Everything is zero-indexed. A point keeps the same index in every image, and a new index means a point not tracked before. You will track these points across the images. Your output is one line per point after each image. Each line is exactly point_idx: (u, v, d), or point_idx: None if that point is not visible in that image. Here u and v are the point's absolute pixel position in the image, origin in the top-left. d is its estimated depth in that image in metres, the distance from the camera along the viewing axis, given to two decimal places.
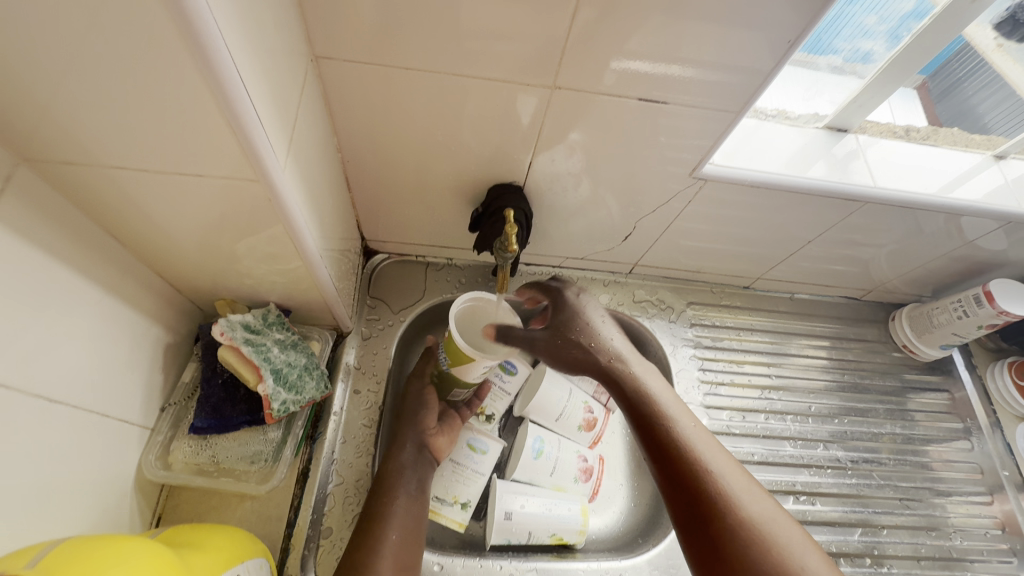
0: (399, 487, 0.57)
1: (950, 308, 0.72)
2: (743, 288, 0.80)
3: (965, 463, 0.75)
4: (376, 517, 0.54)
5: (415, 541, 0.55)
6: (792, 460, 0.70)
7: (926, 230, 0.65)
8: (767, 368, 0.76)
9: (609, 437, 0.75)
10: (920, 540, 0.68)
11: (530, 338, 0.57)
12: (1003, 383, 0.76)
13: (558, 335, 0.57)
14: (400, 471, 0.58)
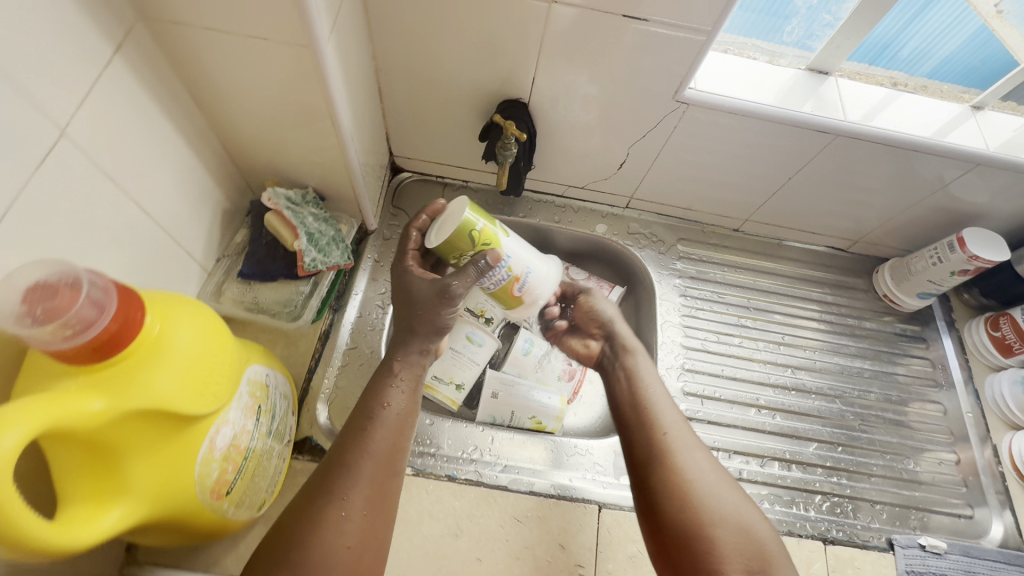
0: (385, 396, 0.53)
1: (926, 256, 0.77)
2: (733, 230, 0.86)
3: (930, 403, 0.79)
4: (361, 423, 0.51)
5: (400, 449, 0.51)
6: (759, 379, 0.77)
7: (901, 174, 0.70)
8: (747, 301, 0.83)
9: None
10: (873, 461, 0.73)
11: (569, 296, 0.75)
12: (979, 337, 0.80)
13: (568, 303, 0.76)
14: (394, 380, 0.54)
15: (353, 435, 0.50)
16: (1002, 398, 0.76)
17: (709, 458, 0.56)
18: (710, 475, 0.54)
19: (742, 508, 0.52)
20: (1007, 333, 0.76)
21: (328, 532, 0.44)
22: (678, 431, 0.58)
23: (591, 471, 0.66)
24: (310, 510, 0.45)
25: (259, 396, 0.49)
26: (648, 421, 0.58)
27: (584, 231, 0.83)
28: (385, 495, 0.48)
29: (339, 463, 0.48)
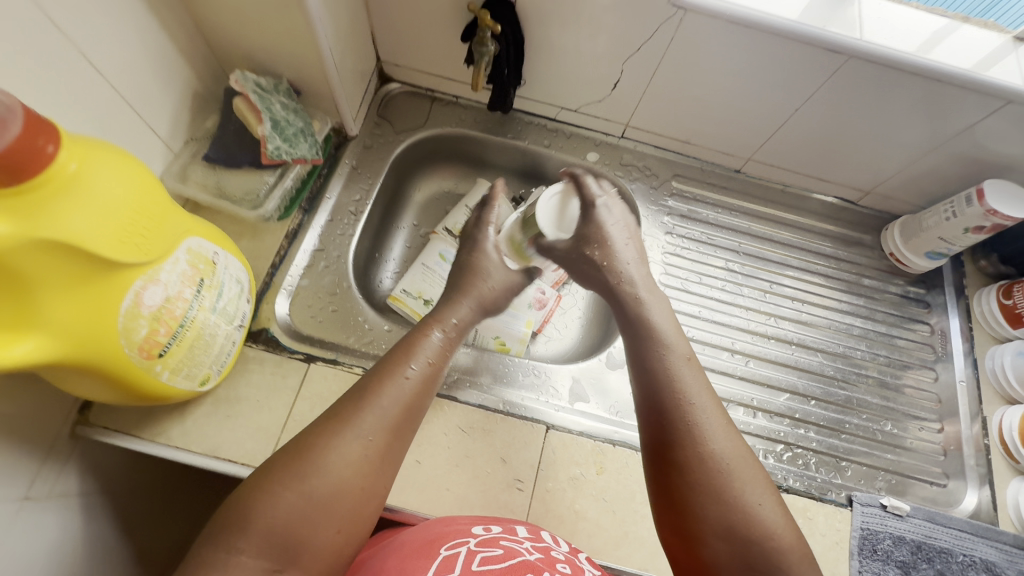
0: (424, 343, 0.50)
1: (940, 211, 0.71)
2: (734, 171, 0.81)
3: (920, 368, 0.75)
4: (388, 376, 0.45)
5: (420, 410, 0.45)
6: (737, 325, 0.75)
7: (924, 111, 0.63)
8: (737, 247, 0.79)
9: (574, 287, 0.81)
10: (847, 419, 0.70)
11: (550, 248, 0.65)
12: (988, 306, 0.74)
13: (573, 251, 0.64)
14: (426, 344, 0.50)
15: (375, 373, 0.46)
16: (1001, 369, 0.70)
17: (733, 429, 0.44)
18: (734, 450, 0.43)
19: (766, 496, 0.41)
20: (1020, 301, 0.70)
21: (330, 457, 0.38)
22: (701, 391, 0.46)
23: (548, 394, 0.65)
24: (317, 433, 0.39)
25: (202, 269, 0.49)
26: (665, 373, 0.47)
27: (574, 159, 0.80)
28: (390, 455, 0.42)
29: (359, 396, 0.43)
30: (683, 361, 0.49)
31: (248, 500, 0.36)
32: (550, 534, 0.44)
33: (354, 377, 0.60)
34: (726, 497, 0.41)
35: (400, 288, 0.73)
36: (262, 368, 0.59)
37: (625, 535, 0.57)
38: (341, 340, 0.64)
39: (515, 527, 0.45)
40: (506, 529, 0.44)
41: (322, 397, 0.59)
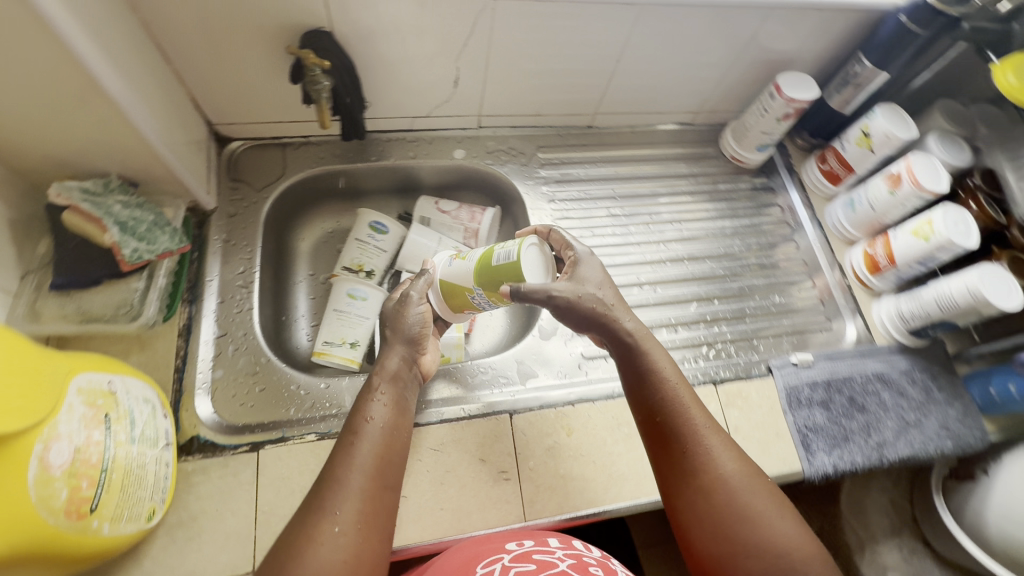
0: (377, 393, 0.54)
1: (757, 112, 0.83)
2: (586, 128, 0.89)
3: (783, 242, 0.89)
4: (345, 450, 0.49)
5: (396, 456, 0.51)
6: (636, 260, 0.83)
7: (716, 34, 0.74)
8: (613, 193, 0.87)
9: None
10: (744, 304, 0.82)
11: (545, 293, 0.55)
12: (814, 175, 0.89)
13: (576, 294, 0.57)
14: (377, 395, 0.54)
15: (342, 452, 0.49)
16: (839, 222, 0.86)
17: (737, 455, 0.52)
18: (736, 471, 0.50)
19: (777, 509, 0.48)
20: (833, 163, 0.86)
21: (320, 550, 0.42)
22: (705, 423, 0.53)
23: (502, 382, 0.69)
24: (301, 529, 0.43)
25: (103, 403, 0.44)
26: (671, 411, 0.54)
27: (443, 161, 0.82)
28: (376, 519, 0.46)
29: (339, 478, 0.46)
30: (687, 394, 0.55)
31: None
32: (581, 541, 0.49)
33: (309, 445, 0.58)
34: (751, 521, 0.47)
35: (322, 342, 0.72)
36: (208, 476, 0.55)
37: (611, 477, 0.62)
38: (282, 415, 0.62)
39: (548, 538, 0.50)
40: (539, 542, 0.49)
41: (283, 478, 0.57)
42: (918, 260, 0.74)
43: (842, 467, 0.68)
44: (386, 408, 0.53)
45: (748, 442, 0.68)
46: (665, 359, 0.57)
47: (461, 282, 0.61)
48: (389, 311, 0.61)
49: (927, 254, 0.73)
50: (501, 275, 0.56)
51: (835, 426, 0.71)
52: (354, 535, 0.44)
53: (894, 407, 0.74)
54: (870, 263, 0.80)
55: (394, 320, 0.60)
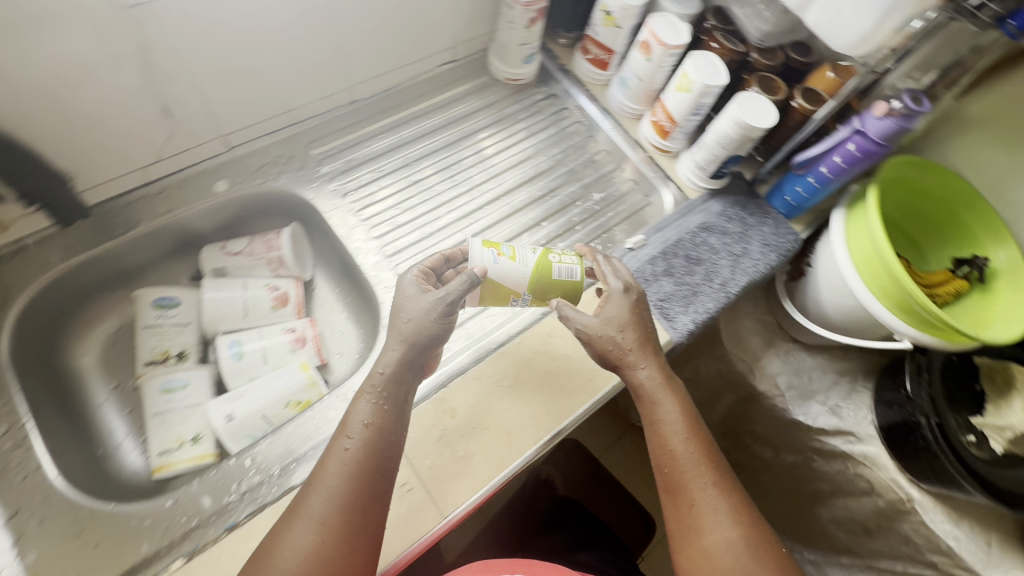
0: (359, 408, 0.55)
1: (507, 25, 0.81)
2: (352, 104, 0.81)
3: (583, 141, 0.90)
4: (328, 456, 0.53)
5: (384, 457, 0.54)
6: (456, 218, 0.78)
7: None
8: (407, 159, 0.81)
9: (321, 303, 0.80)
10: (570, 215, 0.84)
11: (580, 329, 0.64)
12: (585, 67, 0.90)
13: (608, 327, 0.63)
14: (356, 413, 0.55)
15: (325, 459, 0.53)
16: (621, 104, 0.88)
17: (732, 520, 0.57)
18: (728, 535, 0.56)
19: (752, 565, 0.54)
20: (595, 51, 0.87)
21: (296, 530, 0.49)
22: (704, 481, 0.58)
23: None
24: (286, 518, 0.51)
25: None
26: (667, 444, 0.61)
27: (207, 200, 0.72)
28: (345, 527, 0.50)
29: (320, 480, 0.52)
30: (685, 443, 0.60)
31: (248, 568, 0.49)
32: None
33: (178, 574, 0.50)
34: (714, 546, 0.56)
35: (158, 454, 0.62)
36: None
37: (508, 434, 0.62)
38: (134, 557, 0.52)
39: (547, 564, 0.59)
40: None
41: None
42: (692, 112, 0.79)
43: (698, 320, 0.73)
44: (378, 411, 0.55)
45: None
46: (682, 411, 0.62)
47: (510, 283, 0.63)
48: (411, 329, 0.58)
49: (695, 104, 0.78)
50: (560, 287, 0.64)
51: (681, 287, 0.75)
52: (325, 538, 0.49)
53: (722, 248, 0.80)
54: (659, 130, 0.84)
55: (390, 363, 0.58)
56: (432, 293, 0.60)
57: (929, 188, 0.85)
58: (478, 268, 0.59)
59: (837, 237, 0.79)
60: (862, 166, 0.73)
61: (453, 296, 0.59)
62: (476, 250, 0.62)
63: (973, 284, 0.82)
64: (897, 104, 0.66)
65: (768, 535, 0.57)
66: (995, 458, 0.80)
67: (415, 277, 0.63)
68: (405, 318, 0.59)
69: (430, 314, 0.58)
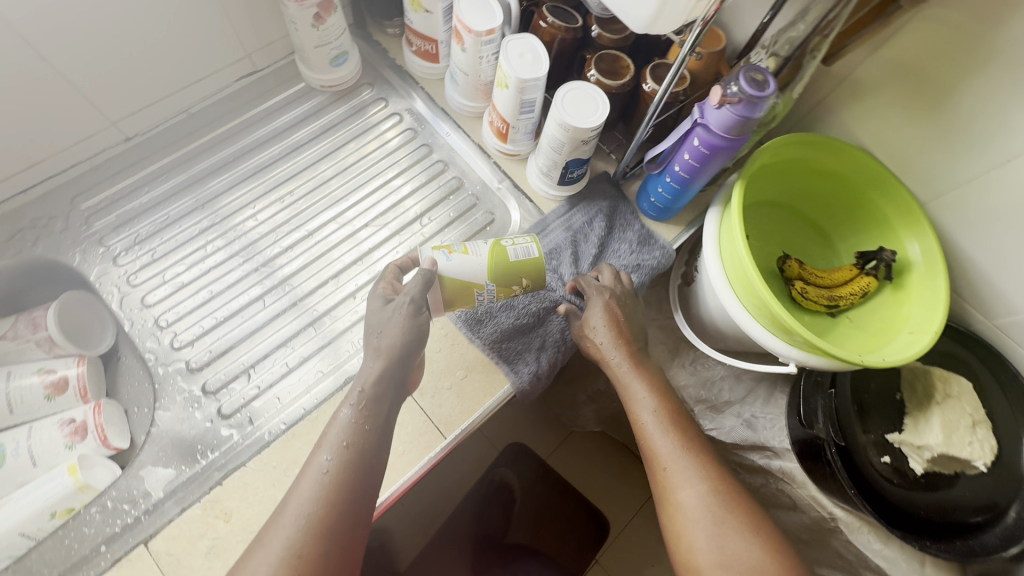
0: (341, 419, 0.50)
1: (293, 30, 0.67)
2: (129, 141, 0.69)
3: (416, 151, 0.76)
4: (314, 461, 0.48)
5: (357, 493, 0.47)
6: (252, 267, 0.67)
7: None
8: (196, 201, 0.69)
9: (123, 372, 0.70)
10: (396, 245, 0.70)
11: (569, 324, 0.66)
12: (414, 61, 0.76)
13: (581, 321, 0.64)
14: (340, 429, 0.49)
15: (298, 481, 0.47)
16: (457, 103, 0.74)
17: (714, 490, 0.52)
18: (705, 507, 0.51)
19: (731, 531, 0.50)
20: (417, 41, 0.73)
21: (253, 567, 0.43)
22: (677, 452, 0.54)
23: (134, 504, 0.55)
24: (253, 544, 0.45)
25: None
26: (648, 440, 0.56)
27: None
28: (313, 563, 0.43)
29: (292, 503, 0.46)
30: (653, 418, 0.56)
31: (239, 564, 0.44)
32: None
33: None
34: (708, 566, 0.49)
35: None
36: None
37: None
38: None
39: None
40: None
41: None
42: (522, 111, 0.65)
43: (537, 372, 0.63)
44: (356, 428, 0.50)
45: (439, 397, 0.60)
46: (653, 392, 0.58)
47: (468, 278, 0.57)
48: (389, 345, 0.53)
49: (521, 100, 0.64)
50: (520, 272, 0.58)
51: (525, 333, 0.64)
52: (294, 570, 0.42)
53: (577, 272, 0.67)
54: (498, 133, 0.71)
55: (365, 378, 0.52)
56: (383, 310, 0.55)
57: (827, 166, 0.71)
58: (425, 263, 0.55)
59: (707, 244, 0.66)
60: (718, 162, 0.59)
61: (414, 299, 0.55)
62: (427, 251, 0.58)
63: (884, 280, 0.69)
64: (735, 88, 0.52)
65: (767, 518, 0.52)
66: (910, 480, 0.70)
67: (379, 285, 0.58)
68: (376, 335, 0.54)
69: (396, 321, 0.54)
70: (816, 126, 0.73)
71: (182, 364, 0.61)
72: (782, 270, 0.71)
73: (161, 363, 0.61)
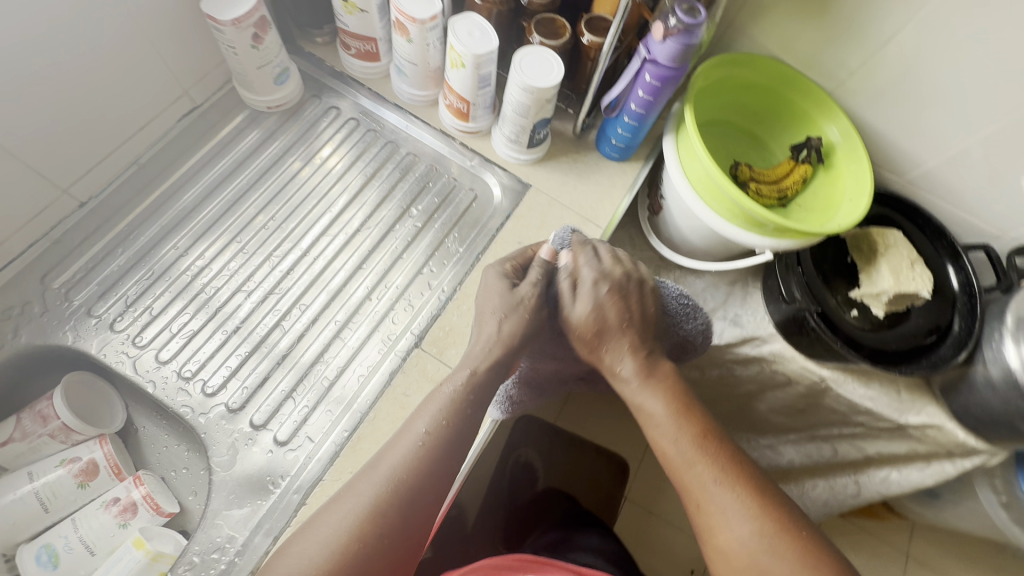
0: (438, 396, 0.57)
1: (233, 55, 0.66)
2: (84, 207, 0.65)
3: (383, 149, 0.77)
4: (409, 428, 0.55)
5: (440, 468, 0.53)
6: (259, 298, 0.66)
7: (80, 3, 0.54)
8: (176, 250, 0.67)
9: (150, 440, 0.67)
10: (393, 242, 0.72)
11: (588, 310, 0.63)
12: (356, 65, 0.77)
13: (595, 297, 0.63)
14: (432, 405, 0.56)
15: (392, 444, 0.53)
16: (408, 94, 0.76)
17: (755, 508, 0.53)
18: (753, 532, 0.52)
19: (774, 548, 0.51)
20: (355, 44, 0.74)
21: (331, 519, 0.49)
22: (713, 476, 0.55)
23: (223, 550, 0.55)
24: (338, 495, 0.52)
25: None
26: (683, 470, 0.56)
27: None
28: (377, 522, 0.49)
29: (388, 459, 0.52)
30: (672, 442, 0.58)
31: (316, 515, 0.51)
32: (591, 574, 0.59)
33: None
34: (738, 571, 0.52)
35: None
36: None
37: None
38: None
39: (550, 572, 0.60)
40: (542, 575, 0.59)
41: None
42: (480, 86, 0.69)
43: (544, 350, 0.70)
44: (457, 406, 0.56)
45: None
46: (670, 410, 0.59)
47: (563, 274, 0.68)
48: (510, 330, 0.60)
49: (477, 77, 0.67)
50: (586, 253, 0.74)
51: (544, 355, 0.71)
52: (363, 516, 0.49)
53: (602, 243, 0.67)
54: (458, 113, 0.74)
55: (479, 361, 0.59)
56: (512, 295, 0.62)
57: (749, 80, 0.80)
58: (548, 253, 0.64)
59: (672, 167, 0.74)
60: (668, 92, 0.66)
61: (536, 286, 0.62)
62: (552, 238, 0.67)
63: (817, 164, 0.80)
64: (673, 21, 0.58)
65: (812, 530, 0.53)
66: (877, 323, 0.82)
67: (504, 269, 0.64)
68: (500, 320, 0.60)
69: (518, 311, 0.61)
70: (730, 48, 0.83)
71: (222, 408, 0.60)
72: (735, 176, 0.80)
73: (199, 414, 0.60)
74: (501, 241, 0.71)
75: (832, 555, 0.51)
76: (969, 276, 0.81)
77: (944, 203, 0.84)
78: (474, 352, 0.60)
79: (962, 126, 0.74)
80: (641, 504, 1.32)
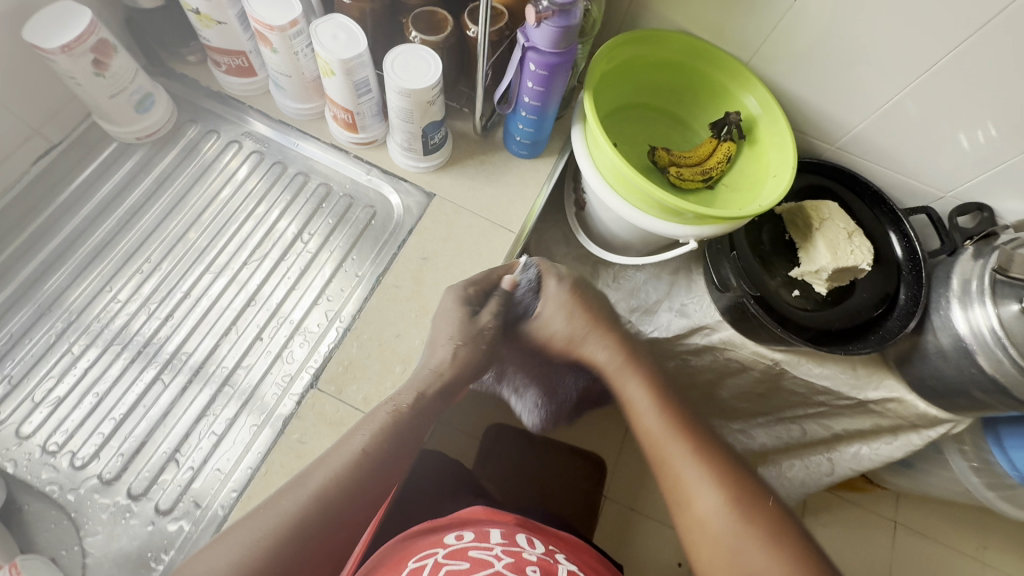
0: (382, 408, 0.51)
1: (79, 87, 0.59)
2: None
3: (270, 170, 0.71)
4: (356, 437, 0.49)
5: (388, 479, 0.49)
6: (134, 353, 0.60)
7: None
8: (35, 309, 0.61)
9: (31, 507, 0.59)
10: (284, 274, 0.66)
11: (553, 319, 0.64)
12: (232, 82, 0.70)
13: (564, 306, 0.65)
14: (396, 418, 0.50)
15: (336, 450, 0.48)
16: (291, 108, 0.70)
17: (723, 485, 0.50)
18: (724, 508, 0.49)
19: (751, 518, 0.48)
20: (224, 59, 0.67)
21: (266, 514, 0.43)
22: (678, 444, 0.54)
23: None
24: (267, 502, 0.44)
25: None
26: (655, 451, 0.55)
27: None
28: (304, 529, 0.43)
29: (318, 473, 0.46)
30: (656, 417, 0.57)
31: (236, 524, 0.43)
32: (523, 538, 0.50)
33: None
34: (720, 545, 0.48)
35: None
36: None
37: None
38: None
39: (489, 528, 0.50)
40: (479, 534, 0.49)
41: None
42: (360, 93, 0.63)
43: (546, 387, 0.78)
44: (395, 424, 0.50)
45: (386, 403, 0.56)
46: (642, 383, 0.60)
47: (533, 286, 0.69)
48: (464, 356, 0.57)
49: (353, 84, 0.61)
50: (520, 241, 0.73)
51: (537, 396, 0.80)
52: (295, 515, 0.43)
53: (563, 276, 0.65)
54: (346, 125, 0.68)
55: (427, 380, 0.55)
56: (472, 323, 0.59)
57: (660, 58, 0.76)
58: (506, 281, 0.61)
59: (582, 158, 0.69)
60: (561, 82, 0.60)
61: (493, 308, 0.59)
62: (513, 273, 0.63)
63: (740, 141, 0.75)
64: (545, 3, 0.53)
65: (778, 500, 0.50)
66: (820, 302, 0.79)
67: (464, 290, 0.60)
68: (455, 346, 0.57)
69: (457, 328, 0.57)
70: (638, 24, 0.77)
71: (95, 479, 0.56)
72: (655, 162, 0.75)
73: (72, 491, 0.55)
74: (402, 258, 0.65)
75: (798, 530, 0.48)
76: (911, 243, 0.77)
77: (881, 168, 0.80)
78: (420, 374, 0.55)
79: (886, 87, 0.69)
80: (623, 501, 1.25)
